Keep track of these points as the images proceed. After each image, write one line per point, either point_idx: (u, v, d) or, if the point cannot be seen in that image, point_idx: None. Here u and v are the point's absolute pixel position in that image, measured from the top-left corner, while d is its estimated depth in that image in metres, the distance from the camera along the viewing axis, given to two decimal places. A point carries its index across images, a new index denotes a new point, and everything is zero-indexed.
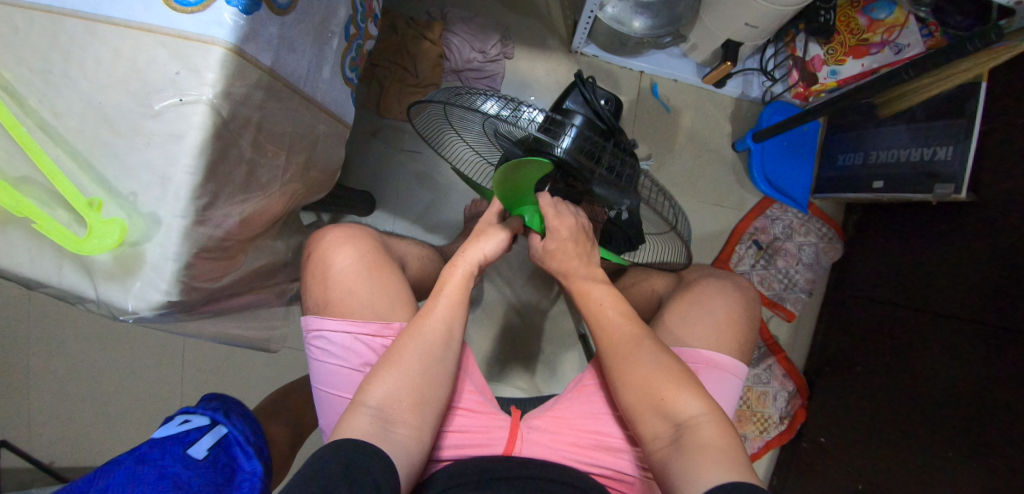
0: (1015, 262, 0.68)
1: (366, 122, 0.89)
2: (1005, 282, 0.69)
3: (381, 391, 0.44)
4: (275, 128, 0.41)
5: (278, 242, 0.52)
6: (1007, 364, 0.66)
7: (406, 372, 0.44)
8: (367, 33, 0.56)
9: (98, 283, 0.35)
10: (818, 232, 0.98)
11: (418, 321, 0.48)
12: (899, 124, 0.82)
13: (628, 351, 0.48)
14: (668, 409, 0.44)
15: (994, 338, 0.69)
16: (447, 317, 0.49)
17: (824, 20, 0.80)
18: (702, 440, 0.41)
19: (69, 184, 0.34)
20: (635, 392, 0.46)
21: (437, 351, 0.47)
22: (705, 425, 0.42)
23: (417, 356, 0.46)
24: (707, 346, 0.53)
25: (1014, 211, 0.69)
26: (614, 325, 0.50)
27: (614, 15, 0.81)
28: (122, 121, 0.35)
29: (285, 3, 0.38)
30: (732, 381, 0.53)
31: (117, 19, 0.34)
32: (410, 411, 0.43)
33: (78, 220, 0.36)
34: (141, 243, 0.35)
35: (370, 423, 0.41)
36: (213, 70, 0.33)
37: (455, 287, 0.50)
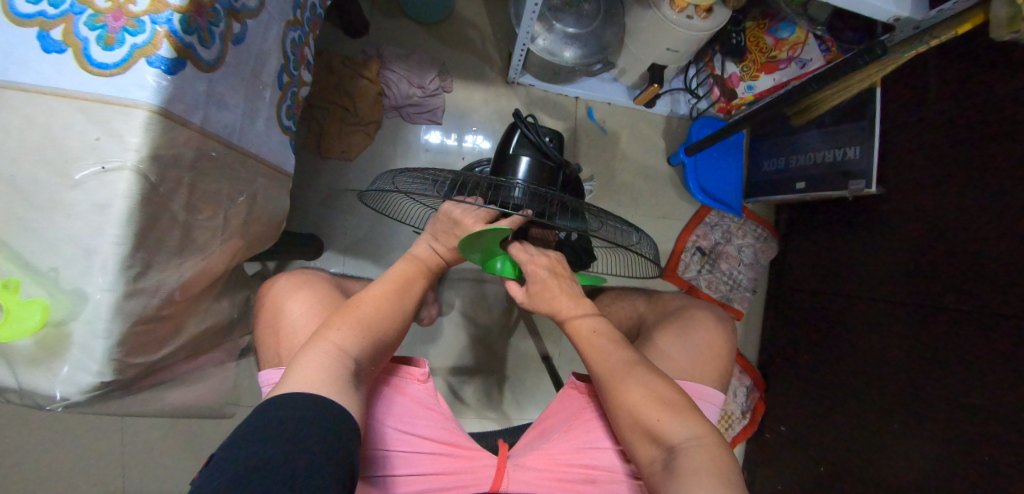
0: (923, 246, 0.76)
1: (308, 164, 0.87)
2: (916, 264, 0.77)
3: (342, 336, 0.43)
4: (210, 186, 0.39)
5: (222, 300, 0.49)
6: (928, 338, 0.74)
7: (366, 319, 0.45)
8: (301, 79, 0.55)
9: (18, 371, 0.32)
10: (754, 233, 1.05)
11: (382, 281, 0.50)
12: (812, 130, 0.91)
13: (620, 378, 0.47)
14: (661, 435, 0.45)
15: (916, 316, 0.76)
16: (408, 285, 0.51)
17: (736, 41, 0.89)
18: (696, 464, 0.42)
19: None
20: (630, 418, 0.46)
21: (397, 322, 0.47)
22: (699, 449, 0.43)
23: (380, 318, 0.46)
24: (690, 377, 0.55)
25: (915, 202, 0.78)
26: (605, 352, 0.49)
27: (545, 47, 0.84)
28: (38, 193, 0.32)
29: (212, 59, 0.37)
30: (711, 409, 0.55)
31: (28, 84, 0.32)
32: (369, 365, 0.44)
33: None
34: (66, 322, 0.32)
35: (326, 360, 0.40)
36: (136, 134, 0.32)
37: (416, 262, 0.53)
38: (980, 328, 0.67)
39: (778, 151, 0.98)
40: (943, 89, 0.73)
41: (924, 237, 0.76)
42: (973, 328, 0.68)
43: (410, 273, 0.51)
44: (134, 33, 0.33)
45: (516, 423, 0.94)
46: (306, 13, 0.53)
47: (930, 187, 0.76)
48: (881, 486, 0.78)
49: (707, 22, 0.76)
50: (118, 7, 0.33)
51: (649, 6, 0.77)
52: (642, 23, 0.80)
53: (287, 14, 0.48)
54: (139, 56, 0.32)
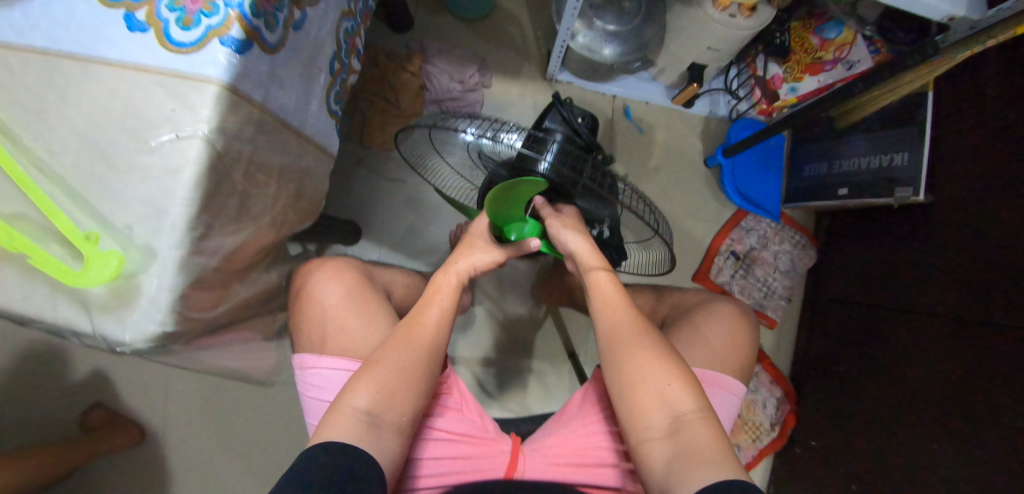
0: (976, 257, 0.72)
1: (350, 153, 0.91)
2: (968, 276, 0.73)
3: (366, 396, 0.43)
4: (265, 160, 0.42)
5: (269, 272, 0.52)
6: (978, 354, 0.69)
7: (388, 381, 0.44)
8: (351, 67, 0.58)
9: (92, 317, 0.35)
10: (792, 240, 1.02)
11: (409, 328, 0.47)
12: (859, 134, 0.88)
13: (632, 345, 0.48)
14: (669, 404, 0.45)
15: (963, 330, 0.72)
16: (436, 323, 0.49)
17: (780, 41, 0.87)
18: (694, 442, 0.42)
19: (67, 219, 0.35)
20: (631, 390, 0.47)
21: (425, 357, 0.46)
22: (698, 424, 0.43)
23: (404, 357, 0.45)
24: (713, 366, 0.55)
25: (968, 211, 0.74)
26: (617, 318, 0.50)
27: (584, 43, 0.85)
28: (119, 158, 0.36)
29: (275, 42, 0.40)
30: (733, 400, 0.55)
31: (114, 60, 0.35)
32: (400, 420, 0.44)
33: (73, 255, 0.37)
34: (136, 275, 0.35)
35: (359, 427, 0.42)
36: (207, 107, 0.35)
37: (448, 294, 0.52)
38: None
39: (821, 155, 0.95)
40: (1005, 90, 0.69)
41: (977, 248, 0.72)
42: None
43: (434, 306, 0.50)
44: (210, 15, 0.35)
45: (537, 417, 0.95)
46: (359, 5, 0.56)
47: (985, 196, 0.72)
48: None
49: (751, 21, 0.75)
50: None
51: (692, 3, 0.76)
52: (684, 21, 0.80)
53: (343, 5, 0.51)
54: (213, 36, 0.35)
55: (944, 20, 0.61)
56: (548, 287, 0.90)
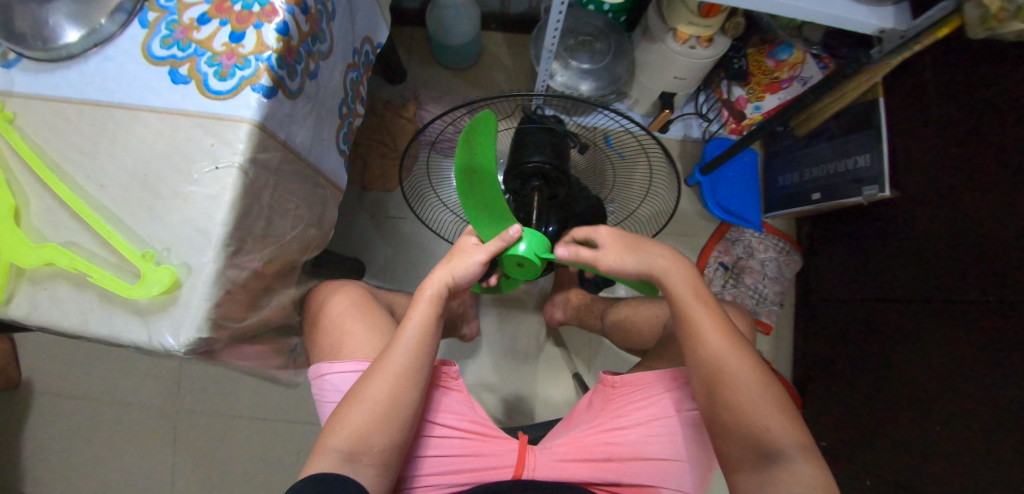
0: (945, 243, 0.76)
1: (354, 194, 0.98)
2: (938, 262, 0.77)
3: (343, 433, 0.46)
4: (286, 187, 0.48)
5: (287, 293, 0.56)
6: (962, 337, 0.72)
7: (358, 419, 0.46)
8: (356, 111, 0.65)
9: (135, 326, 0.39)
10: (776, 247, 1.07)
11: (380, 360, 0.49)
12: (823, 143, 0.96)
13: (703, 336, 0.50)
14: (735, 391, 0.48)
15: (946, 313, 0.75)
16: (409, 351, 0.49)
17: (738, 66, 0.95)
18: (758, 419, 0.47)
19: (119, 243, 0.40)
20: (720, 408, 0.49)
21: (397, 394, 0.48)
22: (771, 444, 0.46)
23: (377, 391, 0.47)
24: None
25: (932, 203, 0.79)
26: (688, 309, 0.51)
27: (563, 82, 0.94)
28: (164, 188, 0.41)
29: (295, 89, 0.46)
30: None
31: (160, 107, 0.42)
32: (376, 448, 0.46)
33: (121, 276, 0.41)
34: (179, 288, 0.39)
35: (336, 463, 0.45)
36: (242, 142, 0.41)
37: (422, 314, 0.51)
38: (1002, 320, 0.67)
39: (793, 165, 1.02)
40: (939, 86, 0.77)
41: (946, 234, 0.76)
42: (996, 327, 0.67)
43: (406, 340, 0.50)
44: (243, 68, 0.42)
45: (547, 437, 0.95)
46: (362, 58, 0.63)
47: (941, 187, 0.77)
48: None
49: (709, 50, 0.84)
50: (230, 49, 0.42)
51: (656, 40, 0.86)
52: (650, 56, 0.89)
53: (348, 58, 0.58)
54: (246, 85, 0.41)
55: (877, 34, 0.68)
56: (548, 306, 0.94)
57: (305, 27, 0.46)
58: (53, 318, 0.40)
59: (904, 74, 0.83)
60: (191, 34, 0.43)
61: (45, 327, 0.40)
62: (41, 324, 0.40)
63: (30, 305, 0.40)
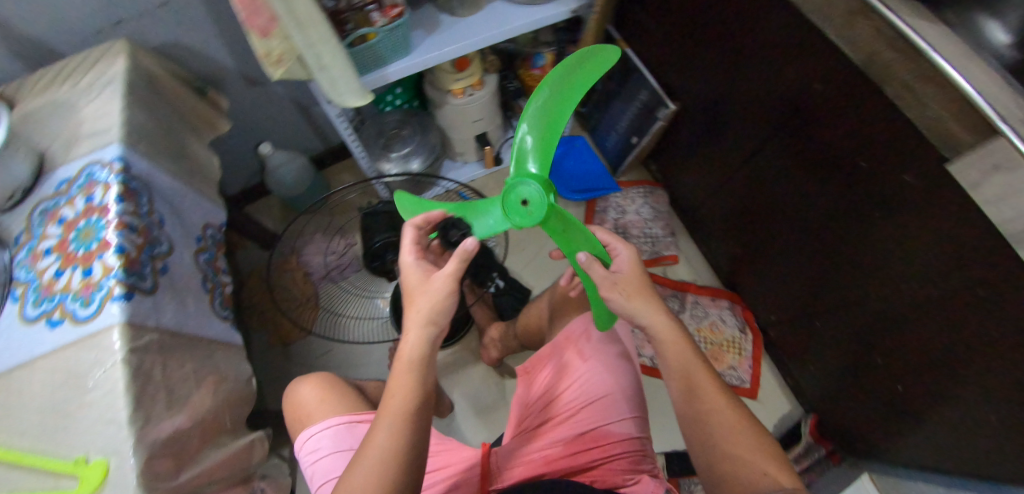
0: (722, 121, 0.94)
1: (281, 348, 1.10)
2: (729, 139, 0.94)
3: None
4: (174, 361, 0.59)
5: (226, 444, 0.65)
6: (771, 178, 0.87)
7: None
8: (222, 281, 0.78)
9: None
10: (639, 195, 1.24)
11: (364, 448, 0.51)
12: (615, 101, 1.19)
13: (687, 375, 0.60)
14: (709, 420, 0.57)
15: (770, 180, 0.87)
16: (386, 433, 0.51)
17: (514, 87, 1.16)
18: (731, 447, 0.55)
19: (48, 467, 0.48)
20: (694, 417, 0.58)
21: (395, 448, 0.50)
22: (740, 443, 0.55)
23: (374, 449, 0.50)
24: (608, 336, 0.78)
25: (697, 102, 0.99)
26: (677, 350, 0.62)
27: (396, 169, 1.11)
28: (69, 408, 0.51)
29: (151, 287, 0.59)
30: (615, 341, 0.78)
31: (47, 352, 0.53)
32: None
33: None
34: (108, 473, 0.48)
35: None
36: (117, 341, 0.52)
37: (399, 392, 0.54)
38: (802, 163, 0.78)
39: (609, 128, 1.25)
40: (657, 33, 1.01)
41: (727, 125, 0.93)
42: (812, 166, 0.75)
43: (401, 385, 0.54)
44: (100, 291, 0.54)
45: None
46: (208, 241, 0.78)
47: (695, 94, 0.97)
48: (831, 309, 0.86)
49: (481, 90, 1.04)
50: (85, 285, 0.55)
51: (443, 104, 1.05)
52: (447, 118, 1.09)
53: (193, 246, 0.73)
54: (107, 299, 0.54)
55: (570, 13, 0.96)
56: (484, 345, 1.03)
57: (140, 240, 0.60)
58: None
59: (634, 34, 1.08)
60: (52, 288, 0.56)
61: None
62: None
63: None
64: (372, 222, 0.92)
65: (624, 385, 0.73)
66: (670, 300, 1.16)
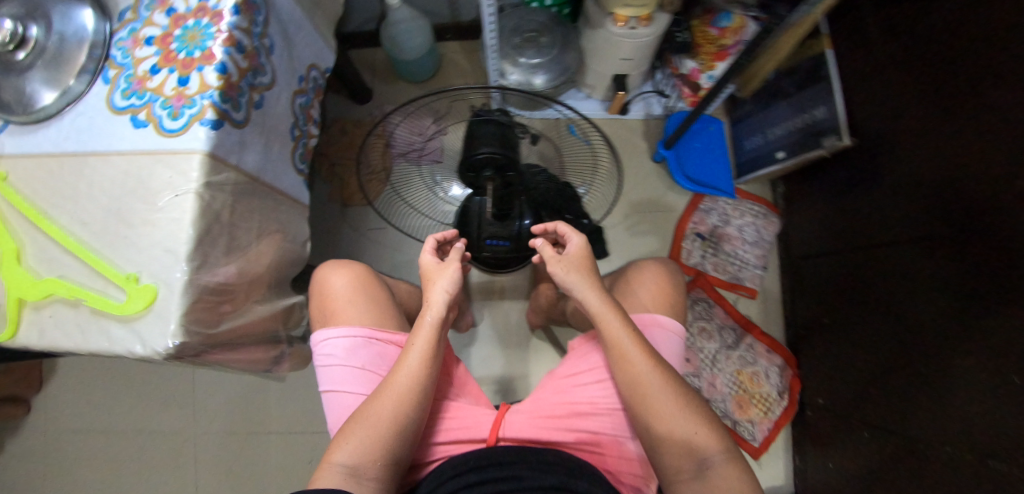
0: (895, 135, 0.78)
1: (334, 211, 1.08)
2: (909, 181, 0.75)
3: None
4: (242, 204, 0.54)
5: (275, 298, 0.63)
6: (935, 204, 0.70)
7: None
8: (310, 133, 0.72)
9: (134, 327, 0.46)
10: (752, 212, 1.08)
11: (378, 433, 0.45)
12: (780, 103, 0.97)
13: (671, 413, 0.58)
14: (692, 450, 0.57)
15: (897, 240, 0.77)
16: None
17: (682, 39, 0.95)
18: (701, 462, 0.55)
19: (110, 268, 0.47)
20: (671, 415, 0.58)
21: (405, 413, 0.58)
22: (687, 424, 0.57)
23: None
24: (648, 312, 0.74)
25: (887, 127, 0.79)
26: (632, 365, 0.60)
27: (516, 79, 0.97)
28: (134, 218, 0.48)
29: (241, 119, 0.54)
30: (672, 338, 0.73)
31: (124, 149, 0.49)
32: None
33: (113, 287, 0.48)
34: (161, 302, 0.46)
35: None
36: (195, 170, 0.48)
37: None
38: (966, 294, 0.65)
39: (756, 127, 1.04)
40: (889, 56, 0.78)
41: (884, 206, 0.80)
42: (933, 235, 0.70)
43: None
44: (190, 107, 0.50)
45: None
46: (309, 84, 0.70)
47: (887, 134, 0.79)
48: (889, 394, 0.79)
49: (649, 28, 0.86)
50: (178, 93, 0.50)
51: (597, 26, 0.89)
52: (595, 42, 0.92)
53: (294, 86, 0.66)
54: (194, 121, 0.49)
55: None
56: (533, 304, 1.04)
57: (244, 64, 0.55)
58: (58, 338, 0.48)
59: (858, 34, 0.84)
60: (145, 84, 0.51)
61: (49, 348, 0.48)
62: (48, 346, 0.48)
63: (37, 331, 0.48)
64: (478, 128, 0.75)
65: (620, 436, 0.67)
66: (725, 331, 1.06)
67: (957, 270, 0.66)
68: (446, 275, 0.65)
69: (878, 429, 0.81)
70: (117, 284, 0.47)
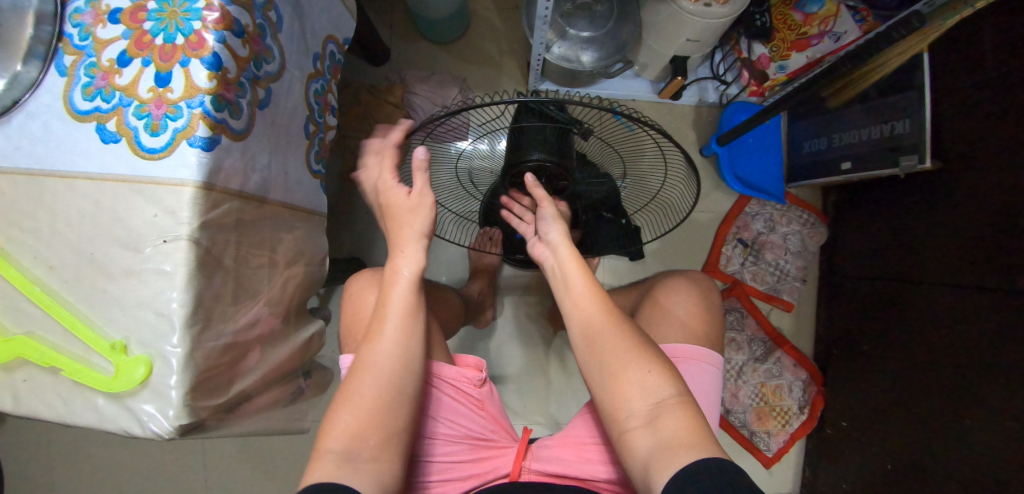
0: (986, 162, 0.67)
1: (344, 192, 0.96)
2: (997, 214, 0.66)
3: None
4: (248, 238, 0.44)
5: (296, 334, 0.54)
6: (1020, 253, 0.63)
7: None
8: (326, 124, 0.60)
9: (124, 405, 0.38)
10: (800, 220, 0.99)
11: None
12: (856, 105, 0.83)
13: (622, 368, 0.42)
14: (626, 390, 0.41)
15: (969, 276, 0.69)
16: None
17: (761, 23, 0.81)
18: (671, 428, 0.38)
19: (92, 331, 0.37)
20: (617, 360, 0.42)
21: (394, 383, 0.44)
22: (629, 365, 0.41)
23: None
24: (680, 340, 0.56)
25: (978, 149, 0.68)
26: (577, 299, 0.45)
27: (561, 54, 0.84)
28: (115, 267, 0.38)
29: (242, 128, 0.42)
30: (710, 371, 0.55)
31: (93, 173, 0.37)
32: None
33: (96, 351, 0.38)
34: (158, 377, 0.37)
35: None
36: (187, 209, 0.37)
37: None
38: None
39: (821, 130, 0.90)
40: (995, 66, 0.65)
41: (959, 238, 0.71)
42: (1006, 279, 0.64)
43: None
44: (175, 118, 0.37)
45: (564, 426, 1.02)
46: (325, 62, 0.57)
47: (972, 156, 0.69)
48: (923, 433, 0.75)
49: (724, 9, 0.72)
50: (157, 96, 0.37)
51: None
52: (659, 17, 0.79)
53: (308, 69, 0.53)
54: (181, 138, 0.37)
55: None
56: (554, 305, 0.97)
57: (244, 51, 0.41)
58: (34, 408, 0.39)
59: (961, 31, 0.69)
60: (112, 79, 0.38)
61: (27, 415, 0.39)
62: (25, 413, 0.39)
63: (11, 397, 0.39)
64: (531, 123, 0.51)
65: None
66: (755, 343, 1.00)
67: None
68: (403, 196, 0.50)
69: (903, 465, 0.78)
70: (102, 353, 0.37)
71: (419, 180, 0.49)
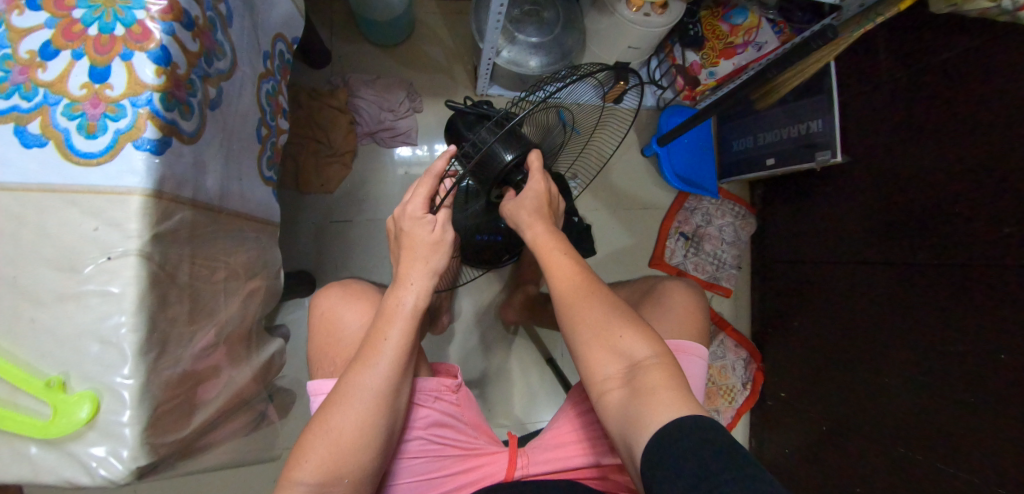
0: (884, 153, 0.78)
1: (287, 202, 0.90)
2: (894, 198, 0.77)
3: None
4: (202, 251, 0.40)
5: (253, 352, 0.49)
6: (922, 236, 0.73)
7: None
8: (279, 128, 0.56)
9: (64, 451, 0.32)
10: (732, 212, 1.09)
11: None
12: (777, 108, 0.93)
13: (609, 328, 0.44)
14: (623, 349, 0.43)
15: (875, 253, 0.80)
16: None
17: (694, 32, 0.89)
18: (651, 384, 0.40)
19: (19, 369, 0.32)
20: (602, 324, 0.44)
21: (373, 418, 0.44)
22: (609, 326, 0.44)
23: None
24: (674, 336, 0.59)
25: (879, 143, 0.79)
26: (564, 272, 0.48)
27: (510, 58, 0.86)
28: (47, 292, 0.33)
29: (193, 130, 0.38)
30: (696, 362, 0.58)
31: (11, 183, 0.32)
32: None
33: (23, 393, 0.33)
34: (107, 414, 0.32)
35: None
36: (135, 220, 0.33)
37: None
38: (927, 313, 0.71)
39: (746, 131, 1.01)
40: (889, 75, 0.76)
41: (862, 223, 0.83)
42: (905, 251, 0.75)
43: None
44: (116, 118, 0.33)
45: (530, 426, 1.03)
46: (275, 61, 0.54)
47: (872, 151, 0.80)
48: (850, 394, 0.84)
49: (663, 18, 0.78)
50: (94, 93, 0.33)
51: (607, 9, 0.80)
52: (601, 25, 0.83)
53: (258, 68, 0.49)
54: (125, 141, 0.33)
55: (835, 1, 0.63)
56: (513, 304, 0.97)
57: (194, 45, 0.37)
58: None
59: (860, 46, 0.81)
60: (33, 74, 0.33)
61: None
62: None
63: None
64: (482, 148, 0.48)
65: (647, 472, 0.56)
66: None
67: (932, 290, 0.71)
68: (422, 225, 0.48)
69: (838, 426, 0.87)
70: (32, 394, 0.32)
71: (442, 214, 0.49)
